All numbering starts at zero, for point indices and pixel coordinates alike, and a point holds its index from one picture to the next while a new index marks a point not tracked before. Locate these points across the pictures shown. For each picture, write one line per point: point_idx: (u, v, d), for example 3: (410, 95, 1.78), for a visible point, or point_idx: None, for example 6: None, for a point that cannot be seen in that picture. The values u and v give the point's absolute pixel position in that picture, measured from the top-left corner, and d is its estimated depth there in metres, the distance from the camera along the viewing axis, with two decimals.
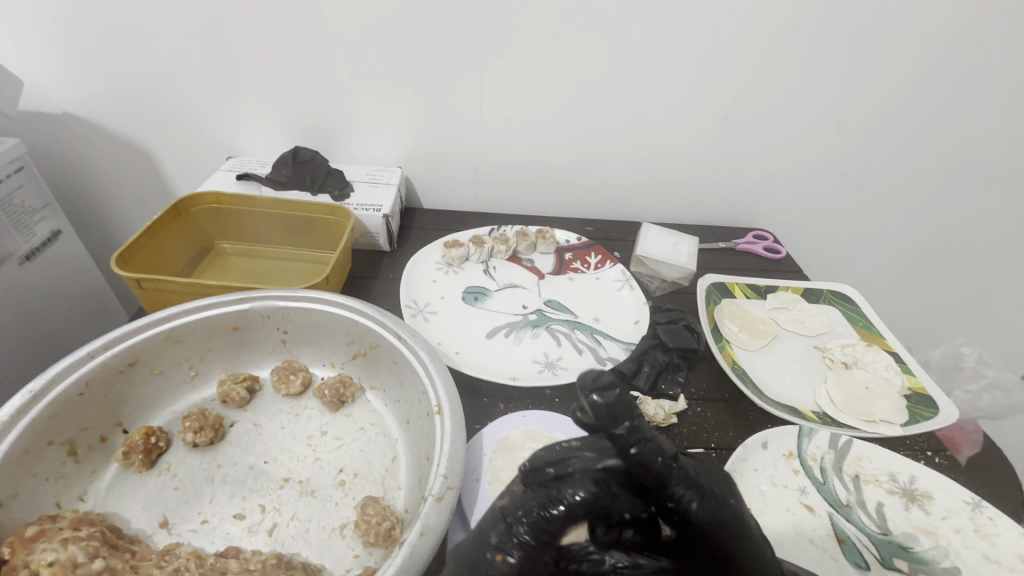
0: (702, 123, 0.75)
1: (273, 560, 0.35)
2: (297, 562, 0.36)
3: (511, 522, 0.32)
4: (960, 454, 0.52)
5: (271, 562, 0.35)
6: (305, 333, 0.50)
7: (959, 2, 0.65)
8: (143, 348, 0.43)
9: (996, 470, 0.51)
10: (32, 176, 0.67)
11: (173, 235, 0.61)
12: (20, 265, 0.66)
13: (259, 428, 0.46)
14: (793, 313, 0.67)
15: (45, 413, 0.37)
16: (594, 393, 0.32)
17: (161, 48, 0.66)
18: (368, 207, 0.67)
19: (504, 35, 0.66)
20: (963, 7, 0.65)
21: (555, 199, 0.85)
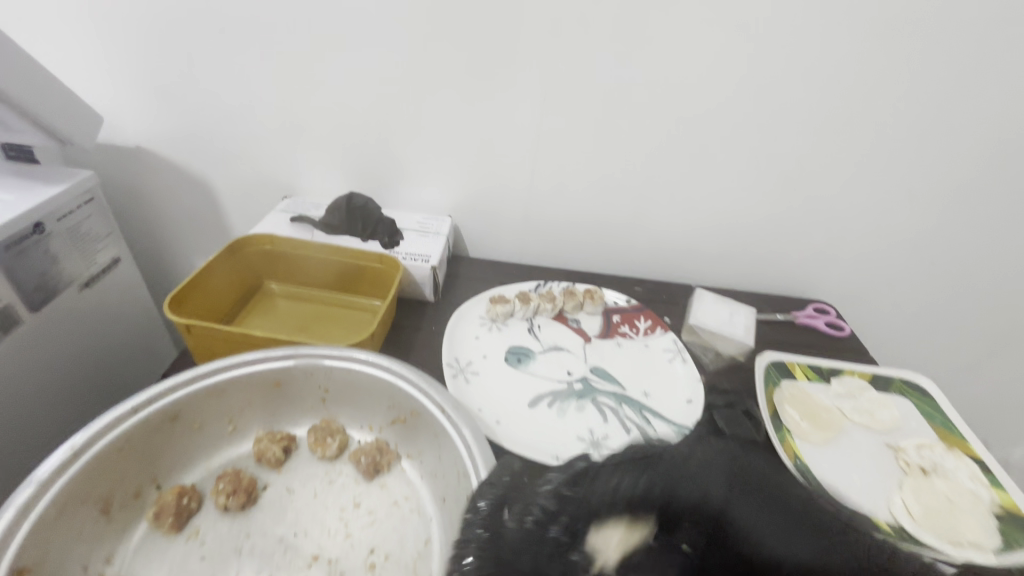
0: (763, 190, 0.73)
1: None
2: None
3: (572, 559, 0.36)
4: None
5: None
6: (346, 393, 0.49)
7: None
8: (185, 402, 0.43)
9: None
10: (99, 206, 0.70)
11: (225, 276, 0.61)
12: (79, 291, 0.68)
13: (291, 494, 0.44)
14: (859, 403, 0.62)
15: (84, 471, 0.37)
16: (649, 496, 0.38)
17: (234, 91, 0.69)
18: (416, 257, 0.66)
19: (564, 94, 0.66)
20: None
21: (604, 257, 0.82)
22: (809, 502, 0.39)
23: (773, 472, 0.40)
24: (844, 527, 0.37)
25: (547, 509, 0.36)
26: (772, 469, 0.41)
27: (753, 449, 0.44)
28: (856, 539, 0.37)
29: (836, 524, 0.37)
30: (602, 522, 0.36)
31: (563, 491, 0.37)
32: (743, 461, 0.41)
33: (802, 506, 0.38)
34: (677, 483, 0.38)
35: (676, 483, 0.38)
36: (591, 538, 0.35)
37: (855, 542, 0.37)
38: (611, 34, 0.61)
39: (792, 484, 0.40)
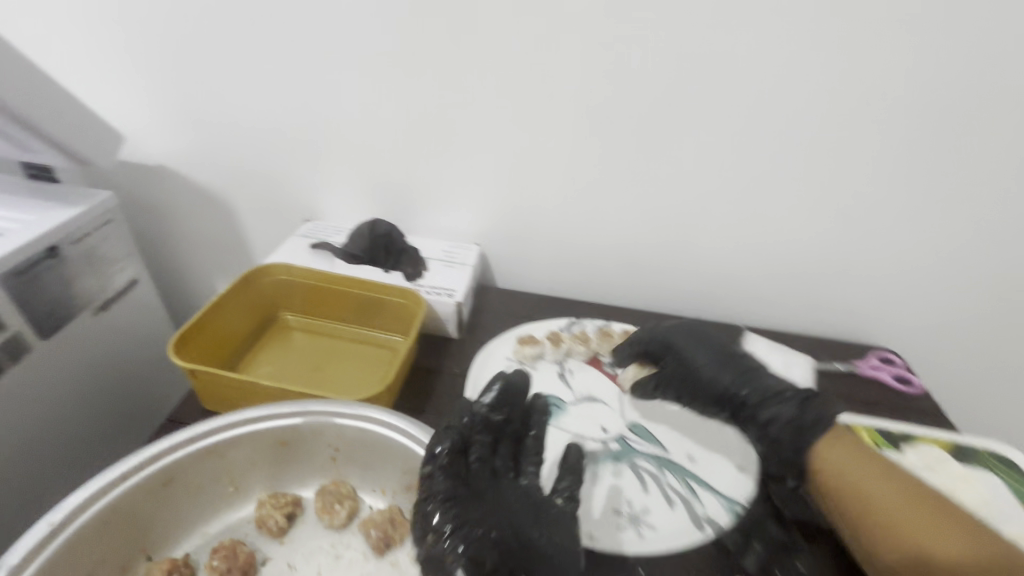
0: (825, 226, 0.65)
1: None
2: None
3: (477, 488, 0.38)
4: None
5: None
6: (358, 453, 0.44)
7: None
8: (181, 464, 0.39)
9: None
10: (118, 227, 0.68)
11: (237, 308, 0.57)
12: (93, 315, 0.66)
13: (291, 572, 0.39)
14: (940, 478, 0.53)
15: (63, 547, 0.34)
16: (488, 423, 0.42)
17: (256, 111, 0.66)
18: (440, 291, 0.62)
19: (605, 119, 0.61)
20: None
21: (642, 291, 0.76)
22: (716, 370, 0.50)
23: (688, 338, 0.54)
24: (728, 383, 0.49)
25: (490, 439, 0.41)
26: (690, 338, 0.54)
27: (693, 326, 0.56)
28: (734, 387, 0.49)
29: (733, 376, 0.49)
30: (537, 436, 0.43)
31: (500, 419, 0.42)
32: (670, 340, 0.55)
33: (704, 376, 0.51)
34: (687, 382, 0.52)
35: (688, 379, 0.52)
36: (537, 451, 0.42)
37: (750, 404, 0.48)
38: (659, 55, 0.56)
39: (706, 350, 0.52)
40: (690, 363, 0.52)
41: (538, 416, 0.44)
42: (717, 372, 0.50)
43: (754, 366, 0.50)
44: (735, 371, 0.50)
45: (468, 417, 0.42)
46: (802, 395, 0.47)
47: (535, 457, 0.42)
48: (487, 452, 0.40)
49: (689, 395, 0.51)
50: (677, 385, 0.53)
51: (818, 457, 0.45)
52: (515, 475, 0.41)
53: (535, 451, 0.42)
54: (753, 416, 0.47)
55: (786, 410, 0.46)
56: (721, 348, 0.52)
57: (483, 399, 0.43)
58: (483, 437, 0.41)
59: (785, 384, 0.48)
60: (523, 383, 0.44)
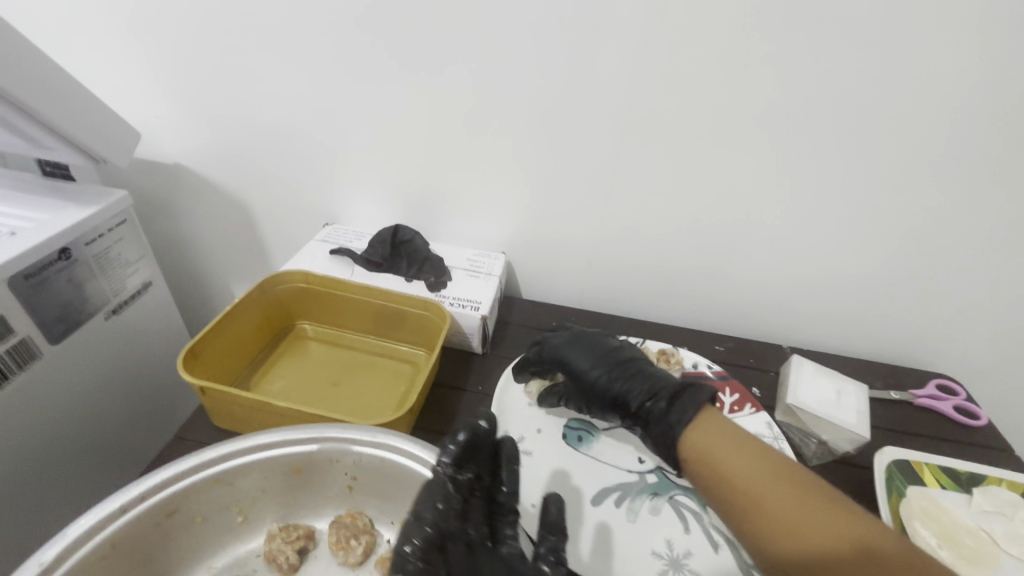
0: (882, 242, 0.60)
1: None
2: None
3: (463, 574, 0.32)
4: None
5: None
6: (376, 483, 0.40)
7: None
8: (186, 494, 0.36)
9: None
10: (133, 229, 0.66)
11: (253, 318, 0.55)
12: (105, 319, 0.63)
13: None
14: (1016, 527, 0.48)
15: None
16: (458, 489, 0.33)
17: (275, 110, 0.63)
18: (464, 303, 0.58)
19: (645, 124, 0.57)
20: None
21: (677, 306, 0.71)
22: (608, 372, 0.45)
23: (570, 342, 0.49)
24: (618, 386, 0.44)
25: (460, 508, 0.33)
26: (573, 343, 0.49)
27: (586, 334, 0.50)
28: (623, 391, 0.44)
29: (627, 379, 0.44)
30: (510, 490, 0.38)
31: (468, 478, 0.33)
32: (556, 349, 0.49)
33: (587, 383, 0.46)
34: (581, 390, 0.47)
35: (581, 387, 0.47)
36: (512, 509, 0.37)
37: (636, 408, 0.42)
38: (711, 56, 0.51)
39: (591, 354, 0.47)
40: (584, 376, 0.47)
41: (507, 467, 0.38)
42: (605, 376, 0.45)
43: (631, 363, 0.45)
44: (615, 371, 0.45)
45: (442, 503, 0.32)
46: (685, 387, 0.40)
47: (510, 517, 0.37)
48: (459, 523, 0.32)
49: (586, 403, 0.47)
50: (591, 404, 0.47)
51: (681, 443, 0.38)
52: (491, 543, 0.35)
53: (510, 508, 0.37)
54: (664, 421, 0.39)
55: (662, 394, 0.41)
56: (601, 351, 0.48)
57: (445, 458, 0.33)
58: (455, 511, 0.32)
59: (669, 379, 0.43)
60: (489, 428, 0.34)
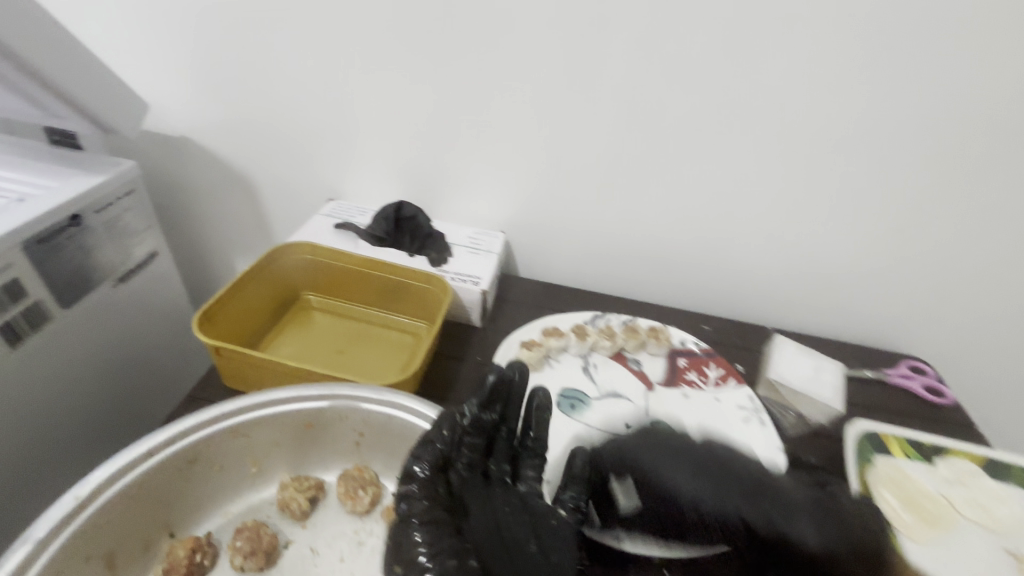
0: (863, 229, 0.64)
1: None
2: None
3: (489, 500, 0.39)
4: None
5: None
6: (383, 440, 0.43)
7: None
8: (207, 442, 0.38)
9: None
10: (140, 198, 0.67)
11: (261, 287, 0.57)
12: (113, 287, 0.65)
13: (315, 556, 0.39)
14: (971, 493, 0.52)
15: (91, 521, 0.33)
16: (474, 419, 0.39)
17: (282, 85, 0.65)
18: (465, 278, 0.61)
19: (643, 109, 0.59)
20: None
21: (669, 288, 0.74)
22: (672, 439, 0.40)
23: (660, 458, 0.38)
24: (716, 506, 0.36)
25: (483, 442, 0.39)
26: (663, 453, 0.39)
27: (661, 433, 0.40)
28: (720, 514, 0.36)
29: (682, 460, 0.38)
30: (536, 436, 0.43)
31: (491, 417, 0.39)
32: (634, 455, 0.40)
33: (684, 504, 0.37)
34: (654, 519, 0.41)
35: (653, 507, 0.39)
36: (536, 456, 0.43)
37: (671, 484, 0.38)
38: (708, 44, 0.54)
39: (682, 468, 0.37)
40: (677, 473, 0.37)
41: (537, 413, 0.43)
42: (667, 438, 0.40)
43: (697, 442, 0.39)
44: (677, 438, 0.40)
45: (447, 430, 0.37)
46: (808, 512, 0.35)
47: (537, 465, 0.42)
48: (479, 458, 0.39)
49: (671, 528, 0.40)
50: (681, 525, 0.40)
51: (796, 565, 0.34)
52: (511, 480, 0.42)
53: (533, 452, 0.43)
54: (766, 539, 0.35)
55: (762, 516, 0.35)
56: (694, 457, 0.38)
57: (474, 399, 0.38)
58: (473, 443, 0.39)
59: (795, 500, 0.36)
60: (518, 377, 0.40)
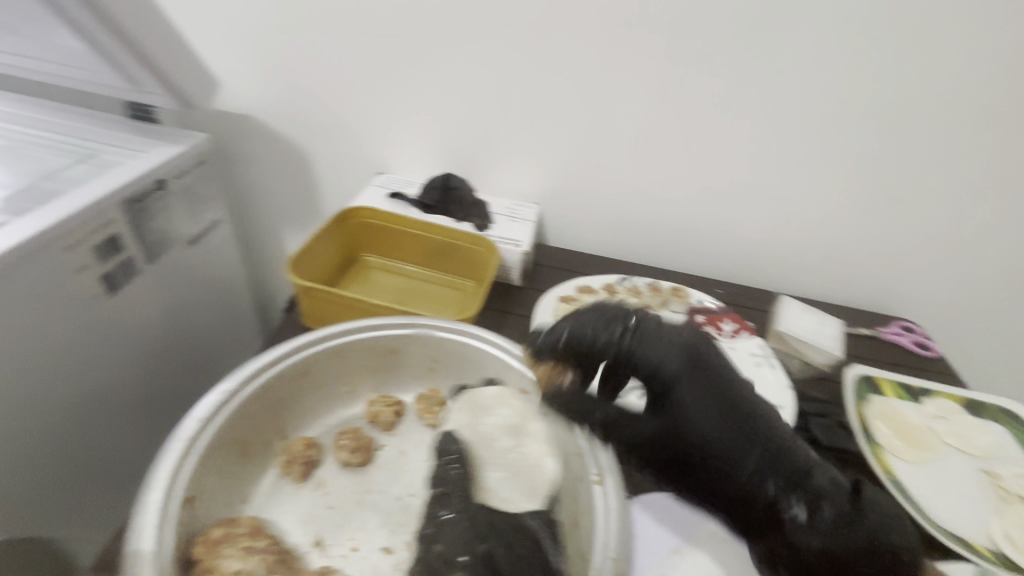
0: (862, 200, 0.71)
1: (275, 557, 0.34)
2: None
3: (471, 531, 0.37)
4: None
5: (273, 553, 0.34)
6: (454, 366, 0.50)
7: None
8: (314, 360, 0.45)
9: None
10: (209, 168, 0.73)
11: (330, 243, 0.63)
12: (184, 248, 0.71)
13: (404, 457, 0.45)
14: (953, 425, 0.60)
15: (234, 413, 0.39)
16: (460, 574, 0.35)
17: (342, 64, 0.72)
18: (508, 240, 0.67)
19: (668, 91, 0.67)
20: None
21: (685, 256, 0.81)
22: (692, 416, 0.38)
23: (648, 350, 0.41)
24: (729, 441, 0.38)
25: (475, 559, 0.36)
26: (651, 342, 0.41)
27: (682, 345, 0.41)
28: (719, 441, 0.38)
29: (693, 382, 0.39)
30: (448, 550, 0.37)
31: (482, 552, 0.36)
32: (633, 347, 0.41)
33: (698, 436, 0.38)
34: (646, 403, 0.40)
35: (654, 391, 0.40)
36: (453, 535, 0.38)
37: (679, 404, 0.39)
38: (731, 30, 0.62)
39: (675, 364, 0.40)
40: (676, 376, 0.39)
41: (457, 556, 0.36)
42: (664, 362, 0.40)
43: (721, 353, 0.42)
44: (682, 363, 0.40)
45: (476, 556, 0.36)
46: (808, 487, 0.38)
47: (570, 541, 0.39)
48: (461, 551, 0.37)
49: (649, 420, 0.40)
50: (696, 390, 0.39)
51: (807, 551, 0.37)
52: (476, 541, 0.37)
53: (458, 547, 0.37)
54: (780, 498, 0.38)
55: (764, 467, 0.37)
56: (716, 379, 0.39)
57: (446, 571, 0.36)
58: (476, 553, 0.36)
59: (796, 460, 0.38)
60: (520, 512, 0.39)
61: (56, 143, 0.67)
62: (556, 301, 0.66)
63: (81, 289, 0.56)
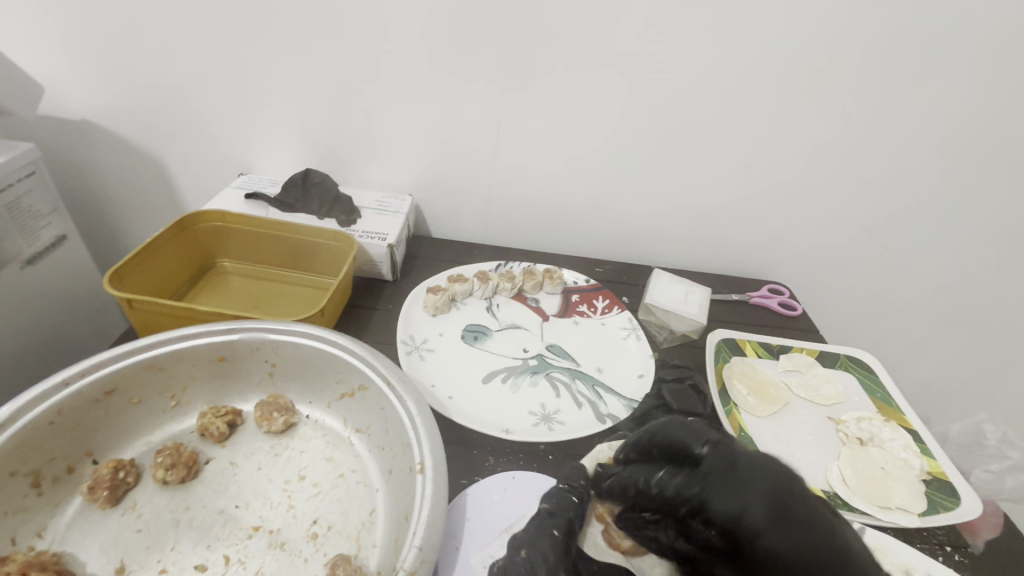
0: (722, 173, 0.74)
1: None
2: (354, 568, 0.38)
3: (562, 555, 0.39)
4: (978, 538, 0.51)
5: None
6: (293, 369, 0.48)
7: (982, 74, 0.63)
8: (122, 376, 0.42)
9: (1007, 564, 0.49)
10: (42, 180, 0.67)
11: (175, 251, 0.60)
12: (20, 269, 0.65)
13: (234, 467, 0.43)
14: (806, 378, 0.64)
15: (11, 443, 0.36)
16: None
17: (180, 61, 0.67)
18: (373, 235, 0.66)
19: (523, 75, 0.66)
20: (985, 82, 0.64)
21: (567, 236, 0.82)
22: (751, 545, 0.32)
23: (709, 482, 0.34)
24: None
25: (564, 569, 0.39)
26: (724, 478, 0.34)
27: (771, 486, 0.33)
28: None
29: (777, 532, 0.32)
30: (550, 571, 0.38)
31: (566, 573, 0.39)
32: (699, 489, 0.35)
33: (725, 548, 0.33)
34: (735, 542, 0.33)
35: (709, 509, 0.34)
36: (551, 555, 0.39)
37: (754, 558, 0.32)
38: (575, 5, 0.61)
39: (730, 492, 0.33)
40: (730, 500, 0.33)
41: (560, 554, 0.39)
42: (743, 512, 0.32)
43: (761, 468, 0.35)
44: (768, 513, 0.32)
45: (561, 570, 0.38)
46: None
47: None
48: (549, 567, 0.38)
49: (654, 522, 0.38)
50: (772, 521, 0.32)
51: None
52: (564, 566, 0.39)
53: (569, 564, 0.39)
54: None
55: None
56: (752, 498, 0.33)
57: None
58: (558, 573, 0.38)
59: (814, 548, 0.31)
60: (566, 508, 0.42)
61: None
62: (426, 292, 0.65)
63: None
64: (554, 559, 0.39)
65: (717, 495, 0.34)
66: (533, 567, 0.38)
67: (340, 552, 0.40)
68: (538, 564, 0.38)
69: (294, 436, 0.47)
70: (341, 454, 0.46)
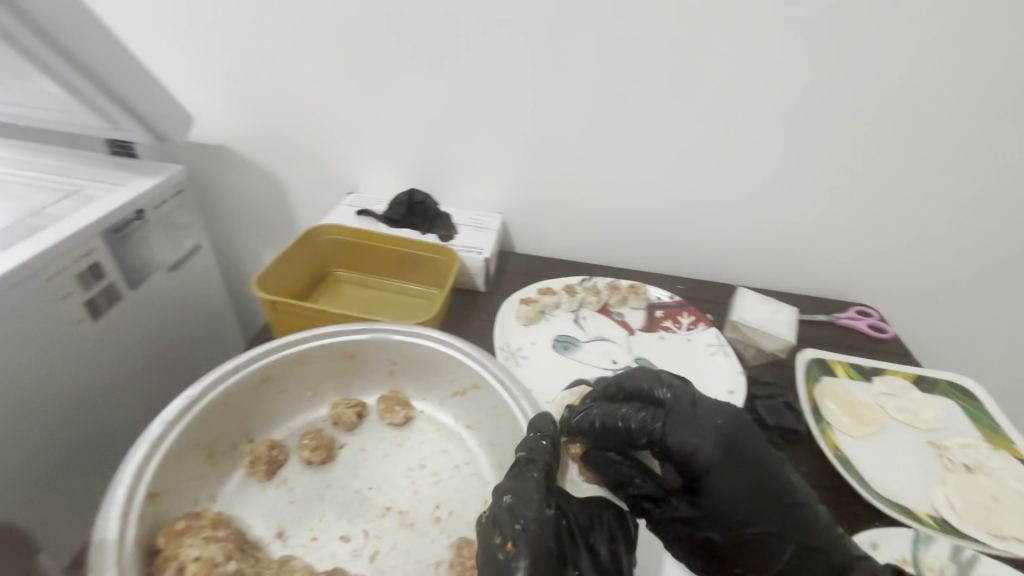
0: (809, 194, 0.74)
1: (235, 551, 0.38)
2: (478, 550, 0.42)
3: (545, 501, 0.38)
4: None
5: (233, 549, 0.38)
6: (412, 368, 0.53)
7: None
8: (275, 367, 0.48)
9: None
10: (186, 197, 0.77)
11: (300, 261, 0.67)
12: (166, 273, 0.75)
13: (364, 453, 0.49)
14: (902, 402, 0.62)
15: (197, 417, 0.43)
16: (530, 518, 0.37)
17: (305, 93, 0.76)
18: (470, 249, 0.71)
19: (613, 100, 0.70)
20: None
21: (647, 255, 0.85)
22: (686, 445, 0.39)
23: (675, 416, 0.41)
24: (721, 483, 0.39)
25: (547, 513, 0.38)
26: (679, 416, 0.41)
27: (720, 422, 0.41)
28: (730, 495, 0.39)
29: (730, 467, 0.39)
30: (538, 514, 0.37)
31: (548, 514, 0.38)
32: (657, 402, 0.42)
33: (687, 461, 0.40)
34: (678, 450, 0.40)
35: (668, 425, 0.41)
36: (535, 491, 0.38)
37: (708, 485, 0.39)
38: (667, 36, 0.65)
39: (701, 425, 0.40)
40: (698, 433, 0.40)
41: (541, 498, 0.38)
42: (701, 449, 0.39)
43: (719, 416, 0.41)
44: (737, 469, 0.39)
45: (546, 511, 0.38)
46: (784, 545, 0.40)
47: (608, 530, 0.41)
48: (535, 510, 0.37)
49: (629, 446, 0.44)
50: (705, 438, 0.40)
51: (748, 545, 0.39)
52: (545, 507, 0.38)
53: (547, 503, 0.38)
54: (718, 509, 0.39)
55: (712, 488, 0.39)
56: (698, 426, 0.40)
57: (546, 522, 0.37)
58: (545, 521, 0.37)
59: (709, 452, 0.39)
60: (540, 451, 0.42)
61: (42, 182, 0.71)
62: (518, 303, 0.69)
63: (66, 318, 0.59)
64: (537, 500, 0.38)
65: (685, 431, 0.40)
66: (517, 510, 0.37)
67: (462, 535, 0.43)
68: (523, 506, 0.37)
69: (412, 429, 0.52)
70: (454, 448, 0.50)
